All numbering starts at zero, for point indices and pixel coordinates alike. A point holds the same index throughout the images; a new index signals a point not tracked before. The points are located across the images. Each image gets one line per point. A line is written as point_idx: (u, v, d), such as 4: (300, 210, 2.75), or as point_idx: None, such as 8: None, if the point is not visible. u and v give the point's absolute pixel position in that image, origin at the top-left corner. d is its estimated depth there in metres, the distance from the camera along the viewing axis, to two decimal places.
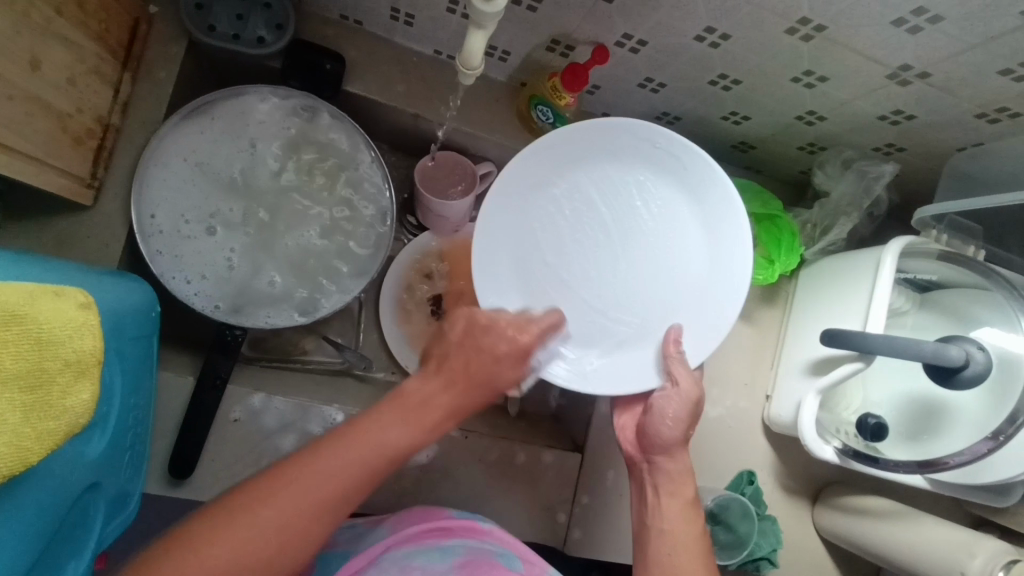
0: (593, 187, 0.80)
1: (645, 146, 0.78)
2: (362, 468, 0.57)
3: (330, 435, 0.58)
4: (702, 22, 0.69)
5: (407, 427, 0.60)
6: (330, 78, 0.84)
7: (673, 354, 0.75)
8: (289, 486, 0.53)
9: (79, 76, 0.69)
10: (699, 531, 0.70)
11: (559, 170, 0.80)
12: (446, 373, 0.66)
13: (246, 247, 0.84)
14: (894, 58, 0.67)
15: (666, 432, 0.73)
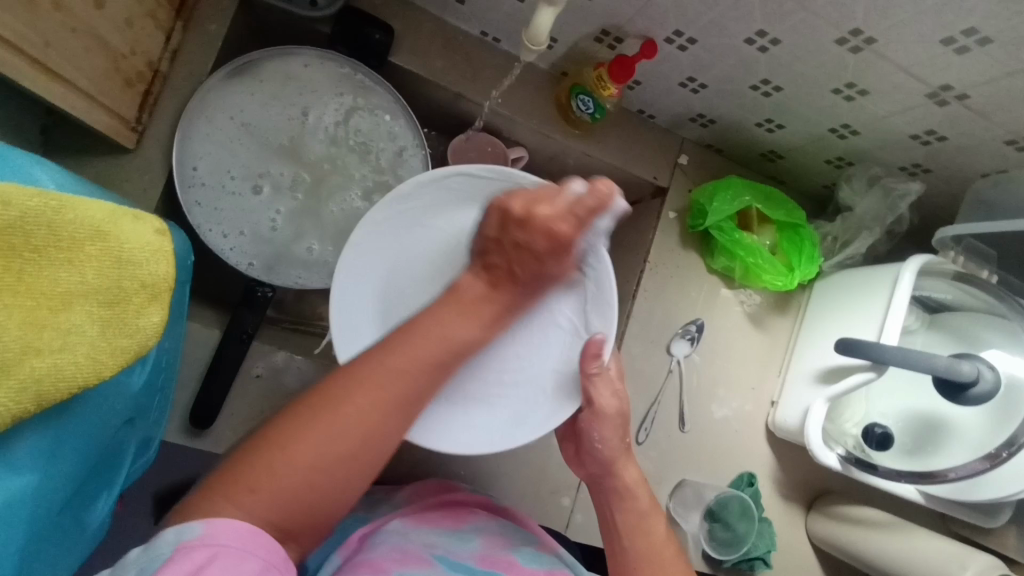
0: (396, 226, 0.73)
1: (491, 182, 0.71)
2: (433, 359, 0.53)
3: (399, 327, 0.54)
4: (755, 25, 0.71)
5: (478, 319, 0.56)
6: (378, 48, 0.85)
7: (594, 370, 0.72)
8: (354, 391, 0.50)
9: (136, 18, 0.70)
10: (666, 538, 0.72)
11: (387, 217, 0.70)
12: (502, 284, 0.58)
13: (289, 212, 0.86)
14: (936, 77, 0.70)
15: (600, 449, 0.75)
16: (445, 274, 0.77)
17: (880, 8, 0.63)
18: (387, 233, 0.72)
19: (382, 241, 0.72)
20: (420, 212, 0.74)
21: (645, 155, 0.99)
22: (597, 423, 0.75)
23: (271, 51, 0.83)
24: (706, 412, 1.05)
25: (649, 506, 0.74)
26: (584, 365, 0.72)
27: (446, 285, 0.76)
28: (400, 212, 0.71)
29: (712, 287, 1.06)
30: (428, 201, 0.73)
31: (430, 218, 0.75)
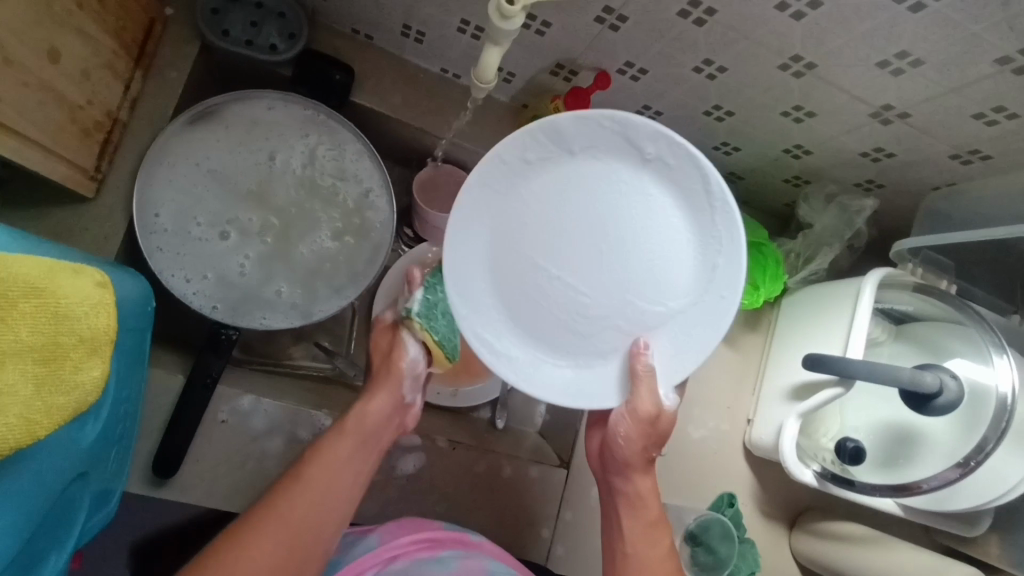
0: (649, 200, 0.65)
1: (707, 200, 0.63)
2: (320, 498, 0.62)
3: (233, 527, 0.59)
4: (701, 55, 0.73)
5: (357, 442, 0.68)
6: (339, 88, 0.86)
7: (642, 369, 0.66)
8: (237, 550, 0.57)
9: (93, 70, 0.71)
10: (667, 555, 0.71)
11: (602, 166, 0.65)
12: (376, 394, 0.71)
13: (259, 257, 0.85)
14: (877, 98, 0.72)
15: (621, 446, 0.72)
16: (562, 231, 0.67)
17: (817, 35, 0.65)
18: (574, 177, 0.66)
19: (607, 173, 0.65)
20: (632, 220, 0.66)
21: None
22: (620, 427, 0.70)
23: (232, 96, 0.84)
24: (683, 432, 1.05)
25: (658, 517, 0.73)
26: (634, 362, 0.67)
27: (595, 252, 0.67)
28: (636, 222, 0.66)
29: None
30: (671, 171, 0.64)
31: (625, 181, 0.65)
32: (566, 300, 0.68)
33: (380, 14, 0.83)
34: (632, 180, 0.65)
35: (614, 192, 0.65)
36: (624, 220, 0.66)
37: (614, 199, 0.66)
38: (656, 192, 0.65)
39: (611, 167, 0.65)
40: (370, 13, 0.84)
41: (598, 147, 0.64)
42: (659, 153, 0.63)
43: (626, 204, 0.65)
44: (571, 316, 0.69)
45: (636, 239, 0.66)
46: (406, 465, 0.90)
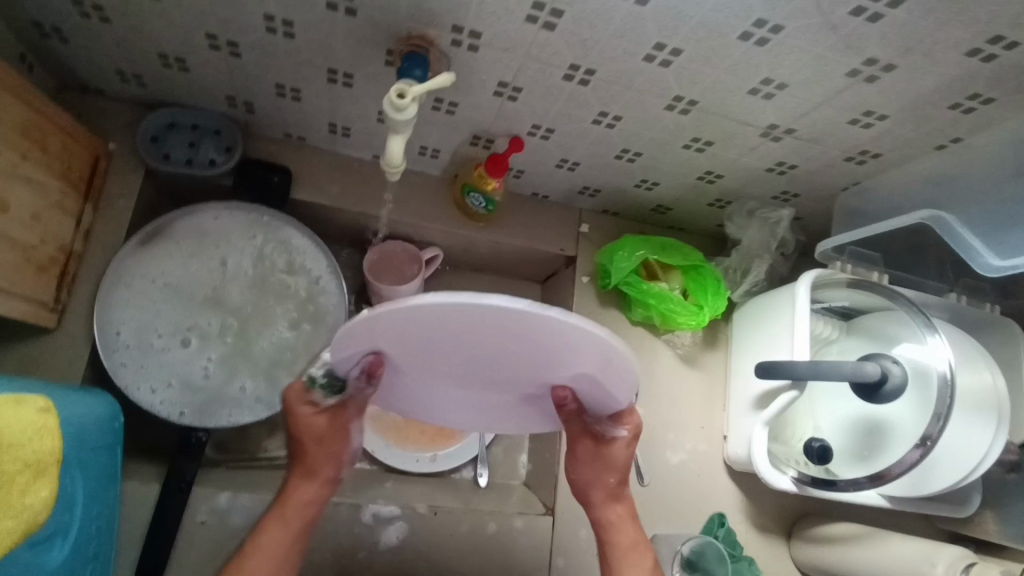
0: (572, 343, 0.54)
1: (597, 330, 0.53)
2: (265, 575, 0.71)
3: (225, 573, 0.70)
4: (596, 108, 0.80)
5: (280, 528, 0.73)
6: (279, 189, 0.93)
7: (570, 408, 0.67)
8: None
9: (43, 211, 0.76)
10: (635, 543, 0.79)
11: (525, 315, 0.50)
12: (306, 481, 0.75)
13: (221, 357, 0.89)
14: (761, 120, 0.78)
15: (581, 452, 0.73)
16: (444, 351, 0.59)
17: (688, 78, 0.71)
18: (436, 323, 0.53)
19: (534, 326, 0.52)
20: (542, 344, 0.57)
21: (547, 232, 1.08)
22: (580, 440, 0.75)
23: (179, 212, 0.90)
24: (662, 459, 1.06)
25: (630, 510, 0.81)
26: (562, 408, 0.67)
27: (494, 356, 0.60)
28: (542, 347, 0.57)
29: (642, 338, 1.10)
30: (550, 325, 0.52)
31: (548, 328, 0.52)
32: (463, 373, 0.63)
33: (306, 118, 0.90)
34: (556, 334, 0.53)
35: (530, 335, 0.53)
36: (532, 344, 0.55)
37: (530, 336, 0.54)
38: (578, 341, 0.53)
39: (512, 321, 0.51)
40: (297, 119, 0.91)
41: (464, 308, 0.50)
42: (538, 320, 0.51)
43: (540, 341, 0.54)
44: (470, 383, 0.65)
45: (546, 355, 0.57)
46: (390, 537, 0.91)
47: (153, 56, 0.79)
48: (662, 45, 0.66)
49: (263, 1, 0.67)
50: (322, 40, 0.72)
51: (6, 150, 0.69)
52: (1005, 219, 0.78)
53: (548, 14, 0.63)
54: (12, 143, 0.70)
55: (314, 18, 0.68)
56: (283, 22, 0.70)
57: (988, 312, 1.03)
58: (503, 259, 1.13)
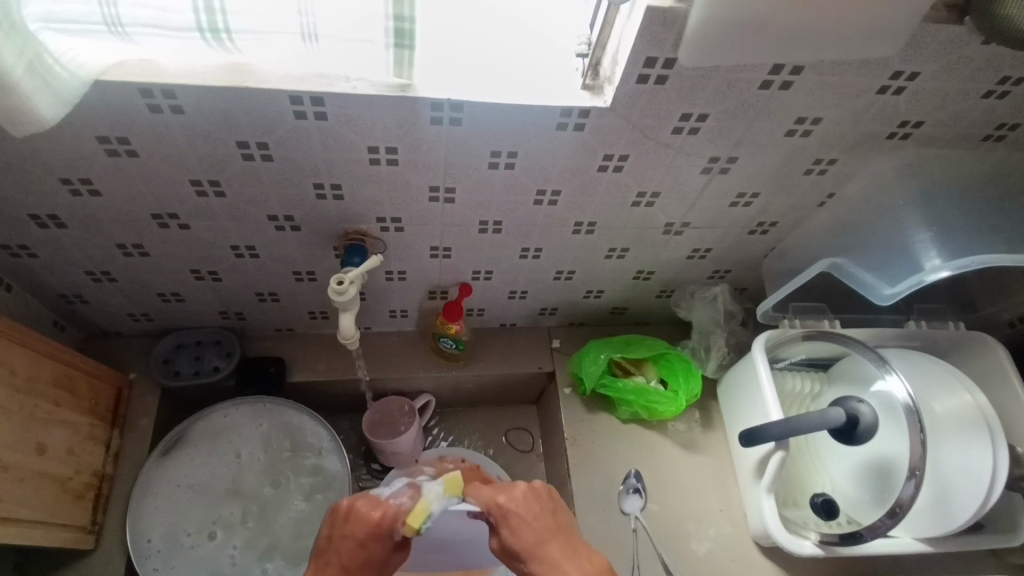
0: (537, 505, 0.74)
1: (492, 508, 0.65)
2: None
3: None
4: (517, 246, 0.93)
5: None
6: (276, 377, 1.05)
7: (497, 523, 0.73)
8: None
9: (76, 445, 0.89)
10: None
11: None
12: None
13: (246, 542, 0.94)
14: (658, 221, 0.90)
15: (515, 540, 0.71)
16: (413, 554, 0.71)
17: (577, 206, 0.84)
18: None
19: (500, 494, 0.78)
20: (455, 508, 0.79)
21: (522, 355, 1.17)
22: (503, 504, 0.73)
23: (193, 416, 1.01)
24: (690, 552, 1.05)
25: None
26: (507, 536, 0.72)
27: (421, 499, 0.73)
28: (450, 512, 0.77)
29: (636, 434, 1.14)
30: None
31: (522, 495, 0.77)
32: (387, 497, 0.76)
33: (289, 312, 1.06)
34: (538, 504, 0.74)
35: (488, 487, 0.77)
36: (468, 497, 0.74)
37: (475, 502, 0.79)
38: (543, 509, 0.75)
39: None
40: (282, 314, 1.06)
41: None
42: None
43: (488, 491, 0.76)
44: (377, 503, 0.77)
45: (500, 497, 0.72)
46: None
47: (155, 296, 0.97)
48: (543, 190, 0.80)
49: (228, 237, 0.84)
50: (281, 252, 0.88)
51: (42, 401, 0.83)
52: (883, 257, 0.85)
53: (444, 191, 0.78)
54: (47, 394, 0.84)
55: (269, 239, 0.85)
56: (246, 247, 0.86)
57: (955, 329, 1.05)
58: (491, 389, 1.21)
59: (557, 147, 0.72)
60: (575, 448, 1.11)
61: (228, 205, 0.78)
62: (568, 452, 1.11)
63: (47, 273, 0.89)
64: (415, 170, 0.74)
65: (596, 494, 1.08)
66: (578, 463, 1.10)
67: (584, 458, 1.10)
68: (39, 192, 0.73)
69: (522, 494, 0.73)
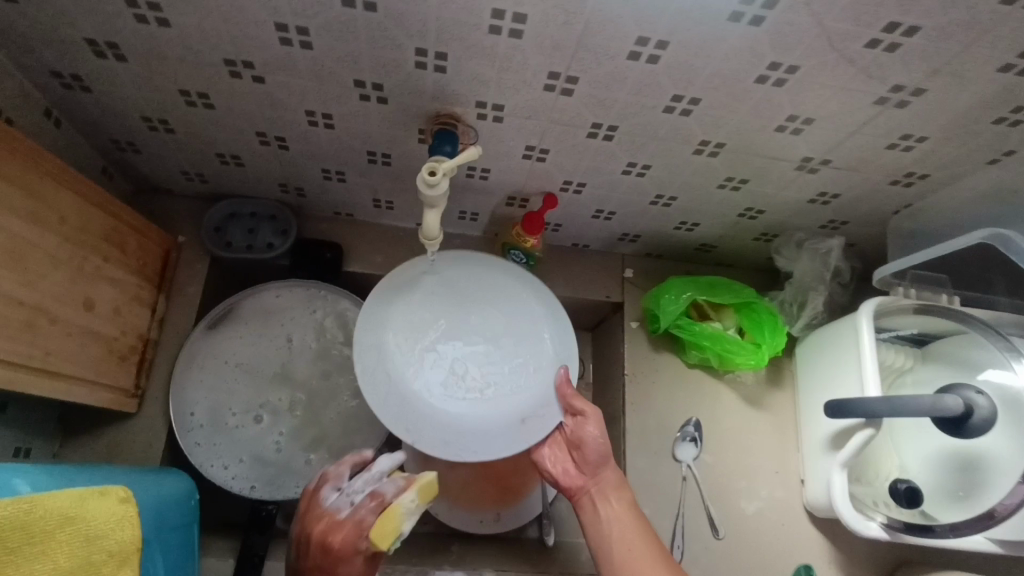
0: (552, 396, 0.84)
1: (511, 296, 0.89)
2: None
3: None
4: (623, 160, 0.81)
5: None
6: (332, 264, 0.98)
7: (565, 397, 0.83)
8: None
9: (123, 305, 0.84)
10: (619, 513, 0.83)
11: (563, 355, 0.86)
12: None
13: (293, 429, 0.91)
14: (794, 154, 0.77)
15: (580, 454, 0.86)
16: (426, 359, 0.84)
17: (711, 122, 0.71)
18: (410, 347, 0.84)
19: (556, 349, 0.87)
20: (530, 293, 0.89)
21: (592, 280, 1.09)
22: (559, 461, 0.88)
23: (242, 293, 0.95)
24: (738, 509, 1.02)
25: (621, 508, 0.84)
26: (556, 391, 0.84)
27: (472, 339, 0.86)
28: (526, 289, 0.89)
29: (700, 380, 1.07)
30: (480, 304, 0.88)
31: (569, 365, 0.86)
32: (440, 314, 0.86)
33: (352, 196, 0.96)
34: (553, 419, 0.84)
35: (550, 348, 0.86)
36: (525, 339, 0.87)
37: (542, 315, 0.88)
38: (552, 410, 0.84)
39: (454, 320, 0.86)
40: (344, 197, 0.97)
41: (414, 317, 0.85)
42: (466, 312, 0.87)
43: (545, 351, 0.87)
44: (417, 313, 0.85)
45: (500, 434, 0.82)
46: None
47: (213, 157, 0.88)
48: (680, 95, 0.67)
49: (303, 100, 0.73)
50: (360, 127, 0.77)
51: (92, 254, 0.78)
52: None
53: (564, 81, 0.66)
54: (97, 247, 0.79)
55: (350, 109, 0.74)
56: (323, 115, 0.75)
57: None
58: None
59: (719, 43, 0.59)
60: (634, 386, 1.05)
61: (311, 61, 0.66)
62: (626, 389, 1.04)
63: (99, 113, 0.79)
64: (538, 48, 0.61)
65: (649, 437, 1.03)
66: (635, 401, 1.04)
67: (642, 397, 1.04)
68: (97, 12, 0.62)
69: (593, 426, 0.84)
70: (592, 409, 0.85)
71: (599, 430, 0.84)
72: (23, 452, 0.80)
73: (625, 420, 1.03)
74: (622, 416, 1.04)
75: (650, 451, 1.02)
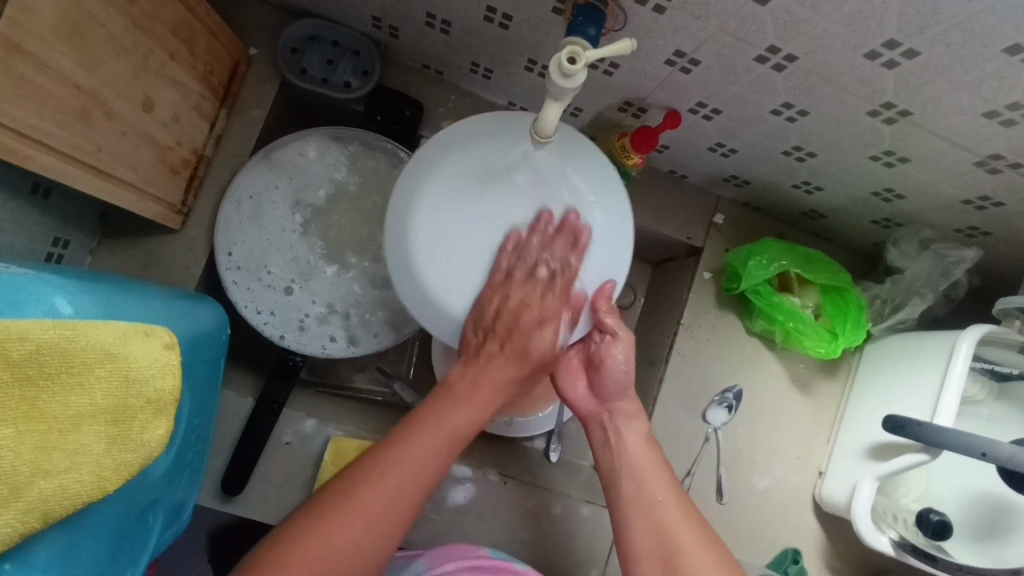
0: (586, 307, 0.73)
1: (549, 178, 0.69)
2: (437, 449, 0.66)
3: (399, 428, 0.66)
4: (780, 98, 0.68)
5: (416, 458, 0.64)
6: (409, 124, 0.88)
7: (603, 311, 0.72)
8: (364, 481, 0.61)
9: (182, 113, 0.77)
10: (642, 446, 0.75)
11: (614, 267, 0.73)
12: (496, 340, 0.73)
13: (337, 288, 0.88)
14: (984, 147, 0.65)
15: (612, 375, 0.75)
16: (466, 214, 0.69)
17: (912, 84, 0.58)
18: (452, 196, 0.69)
19: (602, 258, 0.72)
20: (579, 164, 0.69)
21: (676, 215, 0.99)
22: (572, 379, 0.77)
23: (292, 139, 0.86)
24: (748, 482, 0.98)
25: (647, 440, 0.75)
26: (595, 305, 0.73)
27: (498, 204, 0.69)
28: (595, 171, 0.70)
29: (754, 350, 1.00)
30: (535, 171, 0.69)
31: (617, 277, 0.73)
32: (482, 157, 0.68)
33: (449, 53, 0.84)
34: (575, 330, 0.75)
35: (600, 256, 0.72)
36: (571, 240, 0.70)
37: (595, 213, 0.71)
38: (577, 324, 0.74)
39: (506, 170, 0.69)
40: (440, 51, 0.85)
41: (472, 146, 0.68)
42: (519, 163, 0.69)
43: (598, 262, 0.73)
44: (452, 190, 0.69)
45: (535, 333, 0.74)
46: (456, 495, 0.89)
47: None
48: (897, 42, 0.54)
49: None
50: None
51: (157, 48, 0.68)
52: None
53: None
54: (164, 40, 0.69)
55: None
56: None
57: None
58: None
59: None
60: (687, 334, 0.99)
61: None
62: (677, 337, 0.99)
63: None
64: None
65: (686, 390, 0.98)
66: (682, 351, 0.99)
67: (691, 350, 0.99)
68: None
69: (624, 345, 0.74)
70: (626, 333, 0.74)
71: (628, 358, 0.74)
72: (62, 243, 0.77)
73: (666, 367, 0.98)
74: (664, 362, 0.99)
75: (682, 403, 0.98)
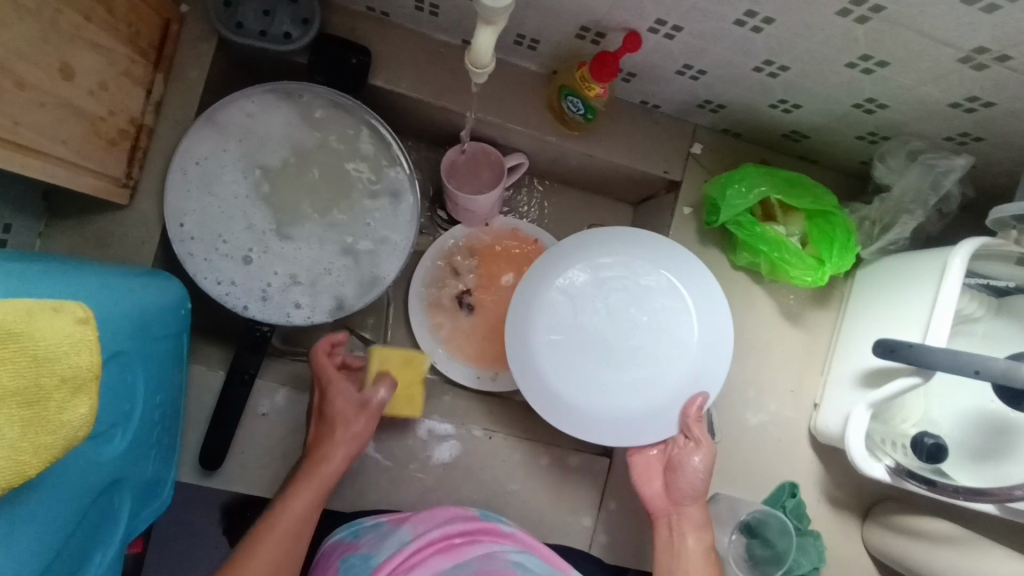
0: (678, 414, 0.82)
1: (668, 292, 0.85)
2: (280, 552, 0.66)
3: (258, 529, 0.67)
4: (742, 6, 0.62)
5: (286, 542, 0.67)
6: (356, 72, 0.83)
7: (693, 423, 0.79)
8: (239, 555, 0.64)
9: (110, 80, 0.72)
10: (698, 552, 0.78)
11: (709, 382, 0.82)
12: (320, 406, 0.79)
13: (299, 253, 0.85)
14: (967, 40, 0.59)
15: (682, 478, 0.80)
16: (584, 313, 0.85)
17: None
18: (573, 293, 0.85)
19: (700, 369, 0.83)
20: (693, 294, 0.85)
21: (652, 148, 0.93)
22: (648, 478, 0.83)
23: (237, 98, 0.83)
24: (740, 419, 0.96)
25: (703, 549, 0.78)
26: (686, 415, 0.80)
27: (607, 308, 0.85)
28: (702, 297, 0.84)
29: (740, 285, 0.96)
30: (644, 283, 0.85)
31: (709, 390, 0.82)
32: (596, 264, 0.86)
33: None
34: (665, 429, 0.83)
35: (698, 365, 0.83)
36: (675, 346, 0.84)
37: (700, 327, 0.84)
38: (667, 425, 0.82)
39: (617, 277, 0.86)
40: None
41: (603, 257, 0.86)
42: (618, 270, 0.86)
43: (692, 367, 0.84)
44: (570, 292, 0.85)
45: (630, 420, 0.83)
46: (441, 453, 0.88)
47: None
48: None
49: None
50: None
51: (69, 9, 0.63)
52: None
53: None
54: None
55: None
56: None
57: None
58: (596, 175, 1.01)
59: None
60: None
61: None
62: None
63: None
64: None
65: None
66: None
67: None
68: None
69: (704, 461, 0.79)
70: (707, 443, 0.79)
71: (705, 466, 0.79)
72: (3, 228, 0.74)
73: None
74: None
75: None
